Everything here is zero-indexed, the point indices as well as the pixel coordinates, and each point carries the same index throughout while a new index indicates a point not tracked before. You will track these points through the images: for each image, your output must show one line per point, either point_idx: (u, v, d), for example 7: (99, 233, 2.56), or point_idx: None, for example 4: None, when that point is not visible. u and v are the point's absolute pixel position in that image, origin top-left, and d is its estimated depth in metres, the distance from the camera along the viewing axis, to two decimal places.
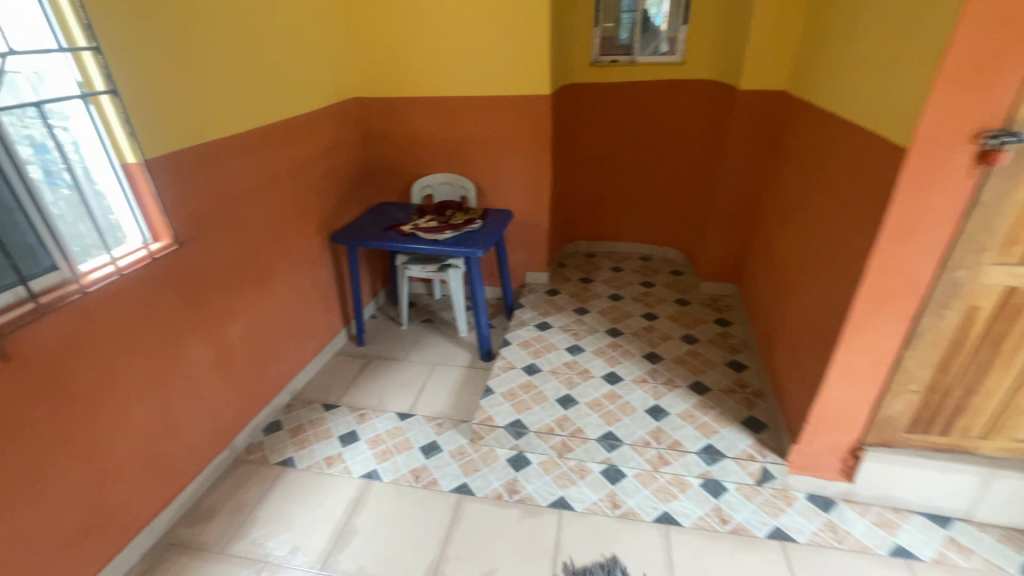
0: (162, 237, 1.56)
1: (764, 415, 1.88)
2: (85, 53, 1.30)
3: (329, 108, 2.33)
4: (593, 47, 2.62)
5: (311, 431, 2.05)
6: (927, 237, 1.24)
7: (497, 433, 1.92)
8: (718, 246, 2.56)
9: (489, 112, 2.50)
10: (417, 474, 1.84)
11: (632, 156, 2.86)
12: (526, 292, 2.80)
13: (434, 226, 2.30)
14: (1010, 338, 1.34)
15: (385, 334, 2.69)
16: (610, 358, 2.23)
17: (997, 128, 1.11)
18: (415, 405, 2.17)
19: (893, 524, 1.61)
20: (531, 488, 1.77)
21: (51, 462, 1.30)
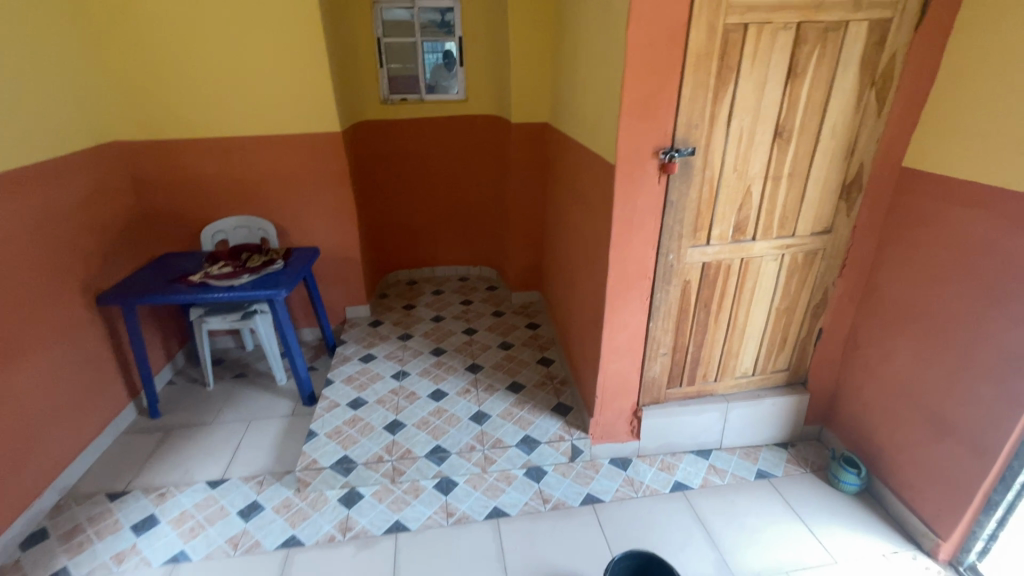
0: None
1: (570, 399, 2.17)
2: None
3: (81, 154, 2.04)
4: (382, 85, 2.78)
5: (92, 529, 1.73)
6: (643, 230, 1.60)
7: (323, 475, 1.85)
8: (520, 259, 2.86)
9: (281, 150, 2.44)
10: (235, 541, 1.68)
11: (435, 186, 3.04)
12: (348, 328, 2.76)
13: (229, 271, 2.15)
14: (714, 301, 1.78)
15: (187, 399, 2.40)
16: (435, 376, 2.33)
17: (669, 145, 1.49)
18: (229, 468, 1.98)
19: (672, 465, 1.97)
20: (365, 521, 1.75)
21: None
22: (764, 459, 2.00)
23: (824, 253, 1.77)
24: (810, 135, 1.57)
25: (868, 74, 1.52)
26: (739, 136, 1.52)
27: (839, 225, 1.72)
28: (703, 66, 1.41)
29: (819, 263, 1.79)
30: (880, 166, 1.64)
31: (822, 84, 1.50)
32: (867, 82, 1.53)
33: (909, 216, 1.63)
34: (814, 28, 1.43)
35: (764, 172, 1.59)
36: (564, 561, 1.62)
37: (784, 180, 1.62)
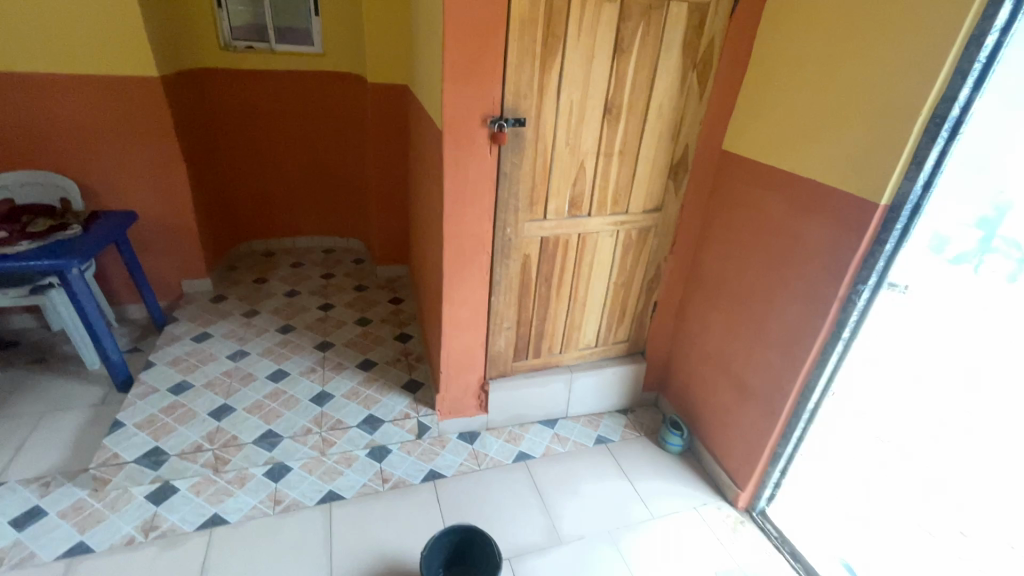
0: None
1: (422, 375, 2.12)
2: None
3: None
4: (222, 30, 2.43)
5: None
6: (477, 202, 1.56)
7: (128, 471, 1.64)
8: (384, 230, 2.72)
9: (80, 94, 2.05)
10: (1, 556, 1.43)
11: (291, 147, 2.77)
12: (182, 304, 2.45)
13: (1, 237, 1.78)
14: (554, 275, 1.80)
15: None
16: (278, 356, 2.16)
17: (498, 115, 1.45)
18: (7, 470, 1.68)
19: (518, 436, 2.00)
20: (175, 518, 1.57)
21: None
22: (604, 425, 2.10)
23: (656, 230, 1.86)
24: (638, 114, 1.61)
25: (690, 57, 1.58)
26: (569, 109, 1.52)
27: (668, 203, 1.81)
28: (528, 33, 1.37)
29: (652, 240, 1.87)
30: (702, 147, 1.73)
31: (647, 63, 1.55)
32: (689, 65, 1.59)
33: (725, 197, 1.74)
34: (638, 5, 1.45)
35: (596, 148, 1.61)
36: (395, 541, 1.58)
37: (615, 157, 1.65)
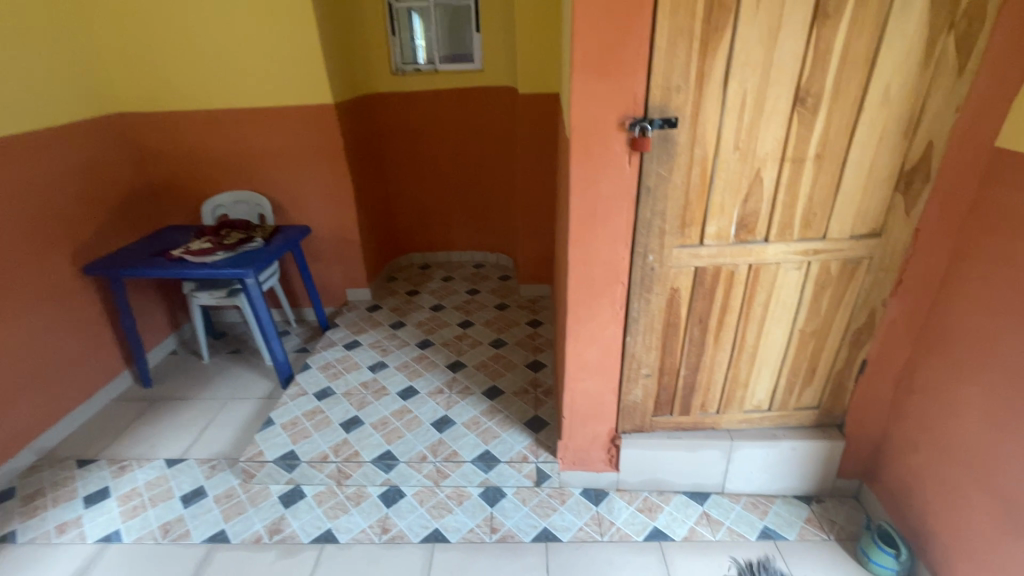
0: None
1: (549, 412, 1.90)
2: None
3: (81, 124, 2.07)
4: (393, 56, 2.59)
5: (52, 494, 1.77)
6: (611, 224, 1.28)
7: (268, 469, 1.75)
8: (529, 247, 2.59)
9: (275, 123, 2.34)
10: (167, 528, 1.63)
11: (448, 164, 2.83)
12: (344, 311, 2.66)
13: (206, 247, 2.11)
14: (711, 316, 1.41)
15: (182, 371, 2.42)
16: (411, 372, 2.16)
17: (641, 115, 1.16)
18: (190, 448, 1.95)
19: (655, 507, 1.64)
20: (296, 525, 1.62)
21: None
22: (775, 514, 1.60)
23: (871, 263, 1.33)
24: (847, 102, 1.15)
25: (942, 13, 1.07)
26: (741, 103, 1.15)
27: (893, 226, 1.28)
28: (685, 7, 1.06)
29: (862, 276, 1.35)
30: (957, 144, 1.18)
31: (867, 29, 1.09)
32: (938, 26, 1.09)
33: (997, 218, 1.15)
34: None
35: (779, 152, 1.20)
36: None
37: (809, 163, 1.21)
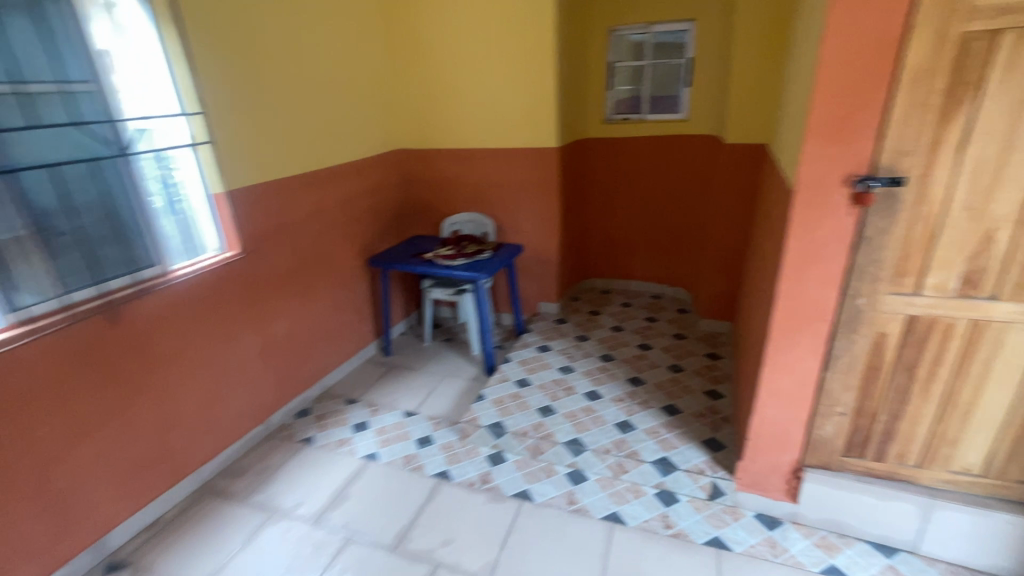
0: (234, 248, 2.08)
1: (726, 437, 2.04)
2: (195, 116, 1.88)
3: (378, 156, 2.84)
4: (608, 106, 3.03)
5: (332, 418, 2.42)
6: (824, 266, 1.43)
7: (481, 432, 2.20)
8: (714, 285, 2.74)
9: (508, 160, 2.90)
10: (408, 459, 2.14)
11: (642, 201, 3.14)
12: (536, 320, 3.10)
13: (450, 254, 2.71)
14: (922, 366, 1.45)
15: (410, 348, 3.07)
16: (596, 379, 2.46)
17: (867, 174, 1.31)
18: (420, 406, 2.49)
19: (834, 547, 1.66)
20: (500, 480, 2.00)
21: (129, 405, 1.74)
22: None
23: None
24: None
25: None
26: (976, 167, 1.24)
27: None
28: (923, 84, 1.21)
29: None
30: None
31: None
32: None
33: None
34: None
35: (1018, 215, 1.25)
36: None
37: None
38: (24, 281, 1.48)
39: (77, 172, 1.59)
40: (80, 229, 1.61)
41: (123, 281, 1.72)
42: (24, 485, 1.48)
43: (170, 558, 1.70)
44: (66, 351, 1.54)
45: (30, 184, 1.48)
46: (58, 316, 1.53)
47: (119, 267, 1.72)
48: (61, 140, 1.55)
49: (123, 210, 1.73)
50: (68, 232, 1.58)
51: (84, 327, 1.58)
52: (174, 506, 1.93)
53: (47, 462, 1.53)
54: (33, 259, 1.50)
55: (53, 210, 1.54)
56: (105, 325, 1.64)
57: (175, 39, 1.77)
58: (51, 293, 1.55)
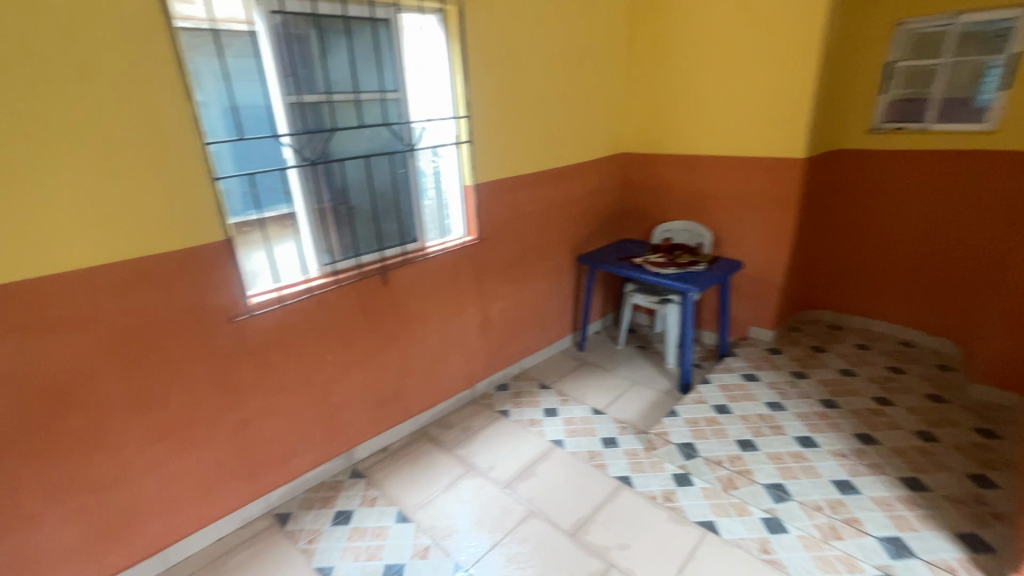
0: (472, 233, 2.40)
1: (996, 538, 1.60)
2: (462, 119, 2.21)
3: (601, 159, 2.94)
4: (877, 113, 2.59)
5: (527, 398, 2.61)
6: None
7: (669, 448, 2.14)
8: (1003, 344, 2.15)
9: (739, 170, 2.70)
10: (592, 455, 2.19)
11: (907, 228, 2.63)
12: (743, 344, 2.85)
13: (661, 262, 2.66)
14: None
15: (604, 347, 3.12)
16: (812, 425, 2.16)
17: None
18: (609, 406, 2.52)
19: None
20: (685, 503, 1.92)
21: (384, 350, 2.16)
22: None
23: None
24: None
25: None
26: None
27: None
28: None
29: None
30: None
31: None
32: None
33: None
34: None
35: None
36: None
37: None
38: (336, 242, 1.95)
39: (380, 162, 2.01)
40: (375, 206, 2.04)
41: (393, 251, 2.14)
42: (315, 393, 1.97)
43: (395, 480, 2.06)
44: (353, 299, 1.99)
45: (352, 169, 1.93)
46: (351, 272, 1.99)
47: (393, 239, 2.14)
48: (374, 136, 1.98)
49: (403, 194, 2.13)
50: (367, 208, 2.01)
51: (365, 283, 2.01)
52: (399, 439, 2.32)
53: (330, 380, 2.00)
54: (344, 226, 1.96)
55: (360, 191, 1.97)
56: (379, 283, 2.06)
57: (458, 53, 2.11)
58: (351, 254, 2.00)
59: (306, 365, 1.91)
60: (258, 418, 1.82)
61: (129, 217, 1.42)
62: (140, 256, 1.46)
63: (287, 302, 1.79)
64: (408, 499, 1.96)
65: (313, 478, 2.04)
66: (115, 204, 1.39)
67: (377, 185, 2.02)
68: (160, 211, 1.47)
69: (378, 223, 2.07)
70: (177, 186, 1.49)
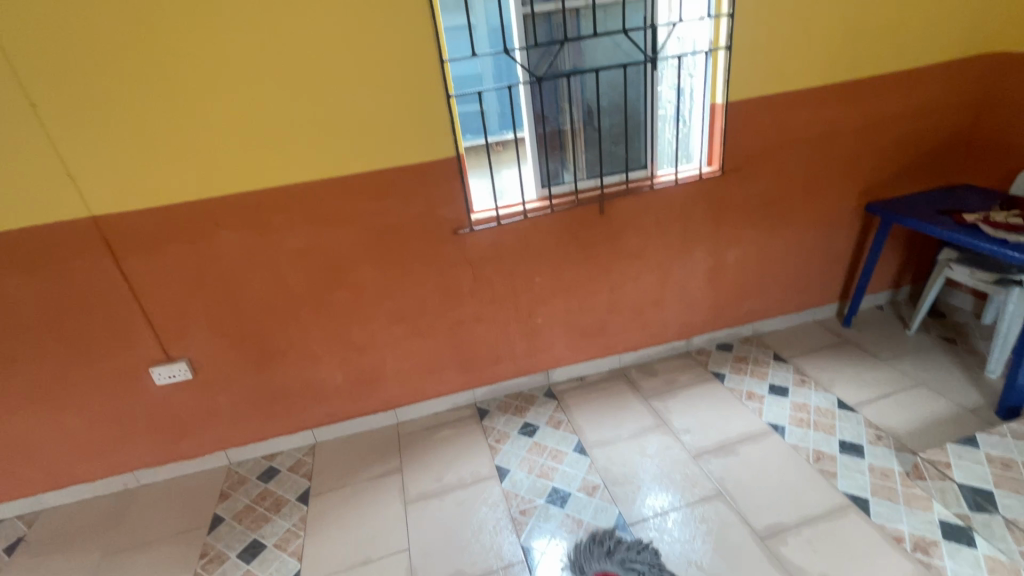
0: (714, 164, 2.02)
1: None
2: (723, 18, 1.78)
3: (942, 64, 2.03)
4: None
5: (752, 366, 2.21)
6: None
7: (945, 487, 1.54)
8: None
9: None
10: (818, 456, 1.75)
11: None
12: None
13: (1014, 224, 1.78)
14: None
15: (883, 327, 2.37)
16: None
17: None
18: (865, 405, 1.94)
19: None
20: (948, 564, 1.38)
21: (593, 282, 2.09)
22: None
23: None
24: None
25: None
26: None
27: None
28: None
29: None
30: None
31: None
32: None
33: None
34: None
35: None
36: None
37: None
38: (555, 166, 1.89)
39: (611, 78, 1.81)
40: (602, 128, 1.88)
41: (615, 179, 1.97)
42: (521, 311, 2.06)
43: (583, 412, 2.07)
44: (566, 227, 1.94)
45: (580, 86, 1.79)
46: (567, 199, 1.92)
47: (616, 166, 1.96)
48: (610, 46, 1.76)
49: (635, 114, 1.89)
50: (591, 130, 1.87)
51: (579, 211, 1.93)
52: (598, 373, 2.29)
53: (536, 302, 2.06)
54: (564, 149, 1.88)
55: (586, 111, 1.83)
56: (595, 212, 1.95)
57: None
58: (569, 179, 1.93)
59: (514, 283, 2.00)
60: (471, 323, 2.03)
61: (380, 134, 1.63)
62: (388, 168, 1.69)
63: (502, 222, 1.86)
64: (591, 434, 1.95)
65: (512, 386, 2.21)
66: (370, 121, 1.61)
67: (605, 104, 1.84)
68: (403, 129, 1.64)
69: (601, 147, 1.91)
70: (417, 105, 1.63)
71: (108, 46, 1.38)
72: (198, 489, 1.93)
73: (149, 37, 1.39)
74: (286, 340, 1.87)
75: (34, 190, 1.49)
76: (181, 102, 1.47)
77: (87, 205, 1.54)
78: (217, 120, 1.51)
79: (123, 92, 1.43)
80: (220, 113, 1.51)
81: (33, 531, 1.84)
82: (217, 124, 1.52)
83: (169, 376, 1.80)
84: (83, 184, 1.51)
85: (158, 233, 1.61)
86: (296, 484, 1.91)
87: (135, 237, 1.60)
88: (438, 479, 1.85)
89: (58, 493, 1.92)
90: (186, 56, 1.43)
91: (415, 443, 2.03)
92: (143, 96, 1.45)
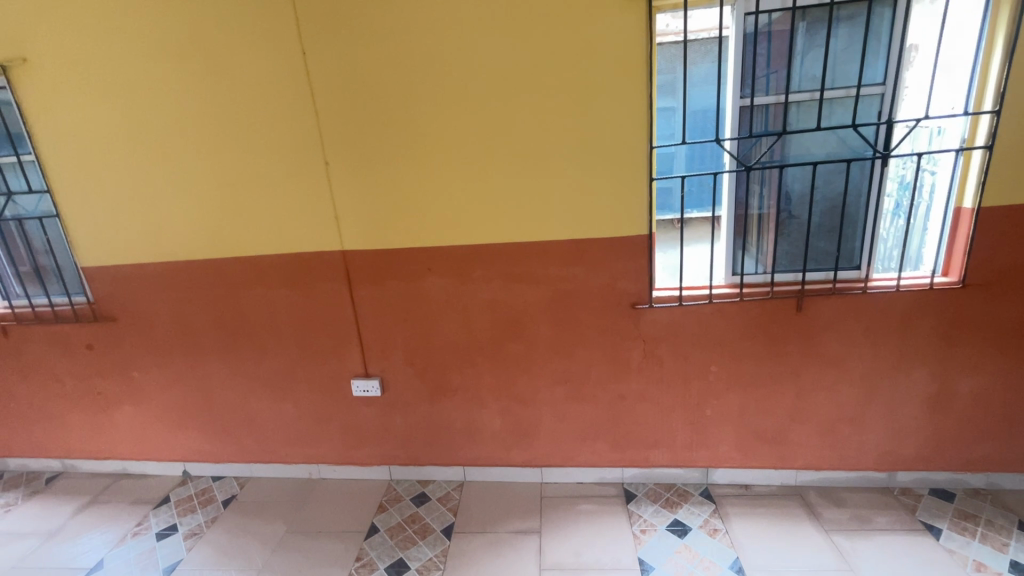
0: (951, 273, 1.73)
1: None
2: (983, 115, 1.57)
3: None
4: None
5: (983, 529, 1.75)
6: None
7: None
8: None
9: None
10: None
11: None
12: None
13: None
14: None
15: None
16: None
17: None
18: None
19: None
20: None
21: (775, 383, 1.90)
22: None
23: None
24: None
25: None
26: None
27: None
28: None
29: None
30: None
31: None
32: None
33: None
34: None
35: None
36: None
37: None
38: (749, 254, 1.82)
39: (830, 171, 1.69)
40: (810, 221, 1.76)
41: (819, 276, 1.80)
42: (687, 398, 1.96)
43: (745, 526, 1.84)
44: (754, 318, 1.82)
45: (789, 177, 1.72)
46: (758, 290, 1.81)
47: (821, 262, 1.79)
48: (833, 140, 1.66)
49: (854, 210, 1.72)
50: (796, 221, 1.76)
51: (771, 304, 1.80)
52: (766, 485, 2.03)
53: (706, 391, 1.94)
54: (762, 238, 1.79)
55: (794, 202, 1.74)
56: (789, 308, 1.80)
57: (1007, 20, 1.47)
58: (764, 270, 1.82)
59: (685, 368, 1.92)
60: (632, 400, 1.99)
61: (580, 207, 1.76)
62: (580, 238, 1.80)
63: (684, 303, 1.82)
64: (752, 556, 1.72)
65: (664, 476, 2.08)
66: (573, 195, 1.75)
67: (818, 197, 1.72)
68: (601, 204, 1.75)
69: (806, 241, 1.78)
70: (618, 185, 1.73)
71: (386, 123, 1.76)
72: (363, 496, 2.17)
73: (415, 117, 1.73)
74: (460, 378, 2.05)
75: (310, 225, 1.92)
76: (425, 168, 1.79)
77: (341, 241, 1.92)
78: (448, 184, 1.80)
79: (386, 157, 1.80)
80: (451, 178, 1.79)
81: (243, 493, 2.25)
82: (447, 187, 1.80)
83: (364, 389, 2.10)
84: (341, 224, 1.90)
85: (384, 270, 1.94)
86: (442, 516, 2.03)
87: (368, 271, 1.95)
88: (575, 553, 1.80)
89: (265, 467, 2.32)
90: (438, 132, 1.74)
91: (556, 509, 2.01)
92: (399, 163, 1.79)
